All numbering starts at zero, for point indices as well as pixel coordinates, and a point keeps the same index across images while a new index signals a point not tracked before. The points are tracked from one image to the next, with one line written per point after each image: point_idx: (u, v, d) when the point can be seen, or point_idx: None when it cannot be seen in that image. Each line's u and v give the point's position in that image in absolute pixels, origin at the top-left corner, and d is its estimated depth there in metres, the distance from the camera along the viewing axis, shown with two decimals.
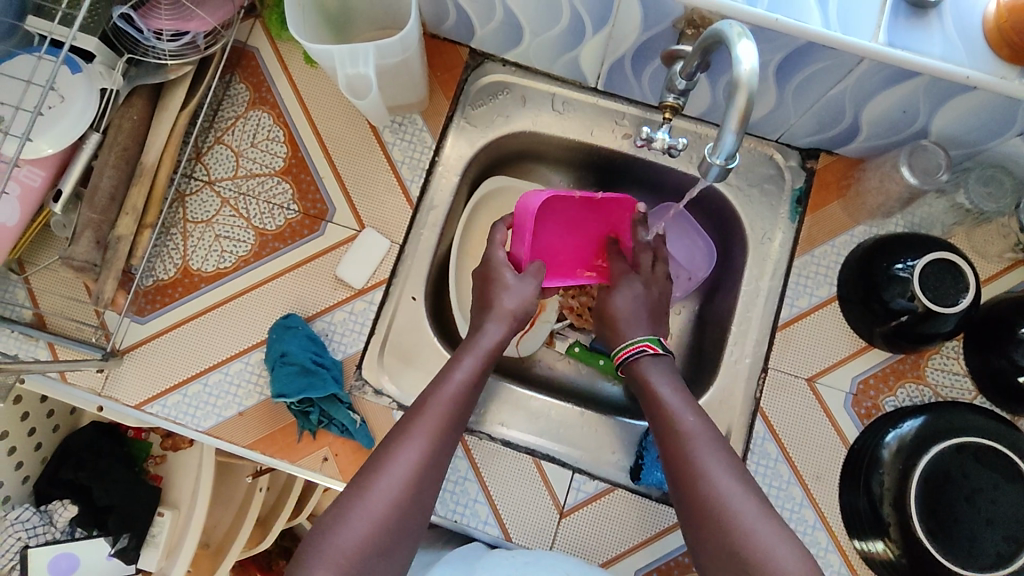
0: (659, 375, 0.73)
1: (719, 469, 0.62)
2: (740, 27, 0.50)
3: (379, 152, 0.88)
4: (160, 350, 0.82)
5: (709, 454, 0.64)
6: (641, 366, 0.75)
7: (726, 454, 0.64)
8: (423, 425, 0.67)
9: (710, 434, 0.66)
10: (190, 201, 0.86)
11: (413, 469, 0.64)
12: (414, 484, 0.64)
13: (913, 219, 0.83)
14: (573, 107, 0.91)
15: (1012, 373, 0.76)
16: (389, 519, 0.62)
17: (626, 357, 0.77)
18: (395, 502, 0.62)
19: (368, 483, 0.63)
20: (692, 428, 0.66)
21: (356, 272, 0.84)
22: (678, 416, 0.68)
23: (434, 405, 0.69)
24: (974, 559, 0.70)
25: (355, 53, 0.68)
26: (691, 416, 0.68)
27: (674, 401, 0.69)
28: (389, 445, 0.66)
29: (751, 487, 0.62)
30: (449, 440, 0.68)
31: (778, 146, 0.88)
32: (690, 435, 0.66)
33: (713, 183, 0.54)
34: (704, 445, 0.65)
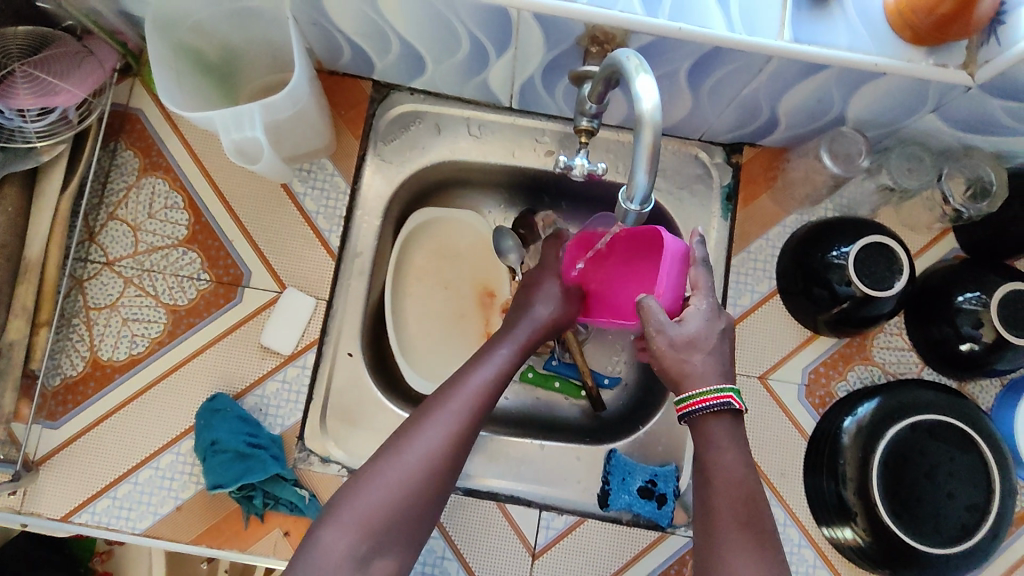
0: (726, 441, 0.59)
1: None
2: (637, 59, 0.49)
3: (290, 205, 0.82)
4: (81, 455, 0.76)
5: (738, 560, 0.54)
6: (706, 429, 0.60)
7: (764, 561, 0.54)
8: (461, 399, 0.63)
9: (745, 532, 0.56)
10: (89, 287, 0.79)
11: (444, 442, 0.60)
12: (442, 458, 0.60)
13: (842, 201, 0.83)
14: (490, 129, 0.86)
15: (955, 343, 0.76)
16: (411, 493, 0.58)
17: (687, 411, 0.60)
18: (416, 475, 0.58)
19: (393, 451, 0.60)
20: (728, 524, 0.56)
21: (283, 337, 0.79)
22: (719, 506, 0.57)
23: (473, 380, 0.65)
24: (941, 534, 0.70)
25: (240, 116, 0.64)
26: (733, 501, 0.57)
27: (730, 483, 0.58)
28: (422, 415, 0.62)
29: None
30: (483, 420, 0.64)
31: (702, 145, 0.86)
32: (723, 535, 0.56)
33: (632, 225, 0.53)
34: (733, 546, 0.55)
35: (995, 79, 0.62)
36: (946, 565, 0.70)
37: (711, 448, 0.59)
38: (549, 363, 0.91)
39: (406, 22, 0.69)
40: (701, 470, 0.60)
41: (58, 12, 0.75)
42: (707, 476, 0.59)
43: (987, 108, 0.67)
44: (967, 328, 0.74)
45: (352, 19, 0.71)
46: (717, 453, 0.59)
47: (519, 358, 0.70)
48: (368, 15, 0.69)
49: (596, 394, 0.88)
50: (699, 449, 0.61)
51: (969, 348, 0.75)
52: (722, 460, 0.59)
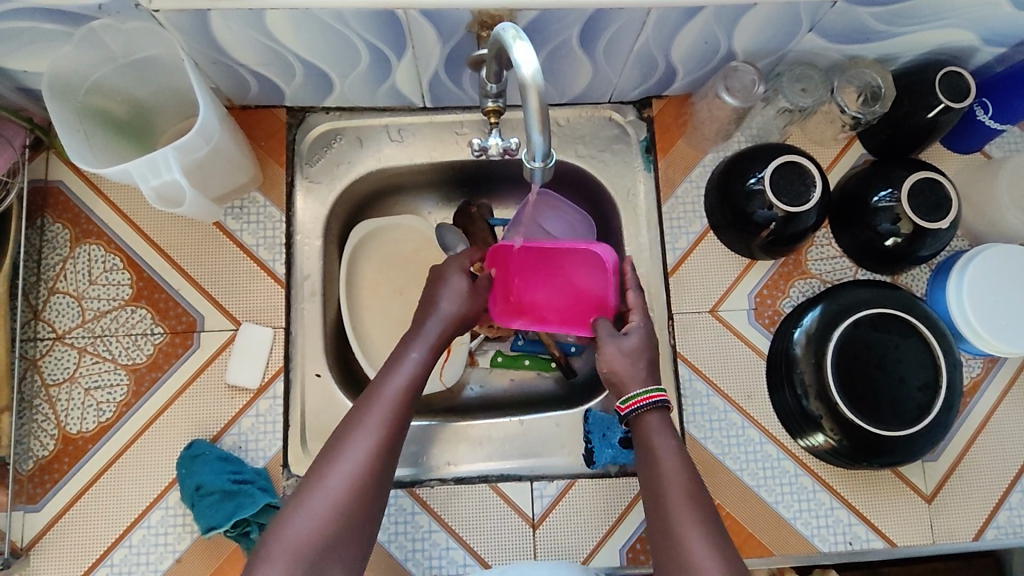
0: (660, 434, 0.68)
1: (703, 549, 0.61)
2: (514, 30, 0.51)
3: (229, 243, 0.83)
4: (70, 531, 0.75)
5: (694, 531, 0.62)
6: (646, 425, 0.69)
7: (711, 527, 0.62)
8: (376, 416, 0.65)
9: (694, 508, 0.63)
10: (45, 364, 0.79)
11: (364, 459, 0.62)
12: (364, 476, 0.62)
13: (751, 131, 0.88)
14: (410, 132, 0.89)
15: (879, 240, 0.81)
16: (338, 514, 0.60)
17: (631, 411, 0.70)
18: (342, 497, 0.61)
19: (318, 478, 0.61)
20: (678, 500, 0.64)
21: (248, 372, 0.79)
22: (668, 488, 0.65)
23: (387, 391, 0.67)
24: (901, 417, 0.75)
25: (155, 162, 0.65)
26: (680, 482, 0.65)
27: (674, 468, 0.66)
28: (340, 437, 0.64)
29: (733, 564, 0.60)
30: (400, 432, 0.66)
31: (613, 106, 0.90)
32: (677, 510, 0.63)
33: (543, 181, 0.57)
34: (688, 519, 0.63)
35: None
36: (912, 444, 0.75)
37: (655, 439, 0.68)
38: (515, 344, 0.93)
39: (302, 43, 0.71)
40: (647, 463, 0.67)
41: None
42: (652, 465, 0.66)
43: (856, 17, 0.72)
44: (887, 225, 0.79)
45: (250, 51, 0.72)
46: (658, 441, 0.67)
47: (429, 360, 0.71)
48: (264, 43, 0.71)
49: (566, 363, 0.91)
50: (644, 443, 0.68)
51: (892, 243, 0.80)
52: (663, 447, 0.67)
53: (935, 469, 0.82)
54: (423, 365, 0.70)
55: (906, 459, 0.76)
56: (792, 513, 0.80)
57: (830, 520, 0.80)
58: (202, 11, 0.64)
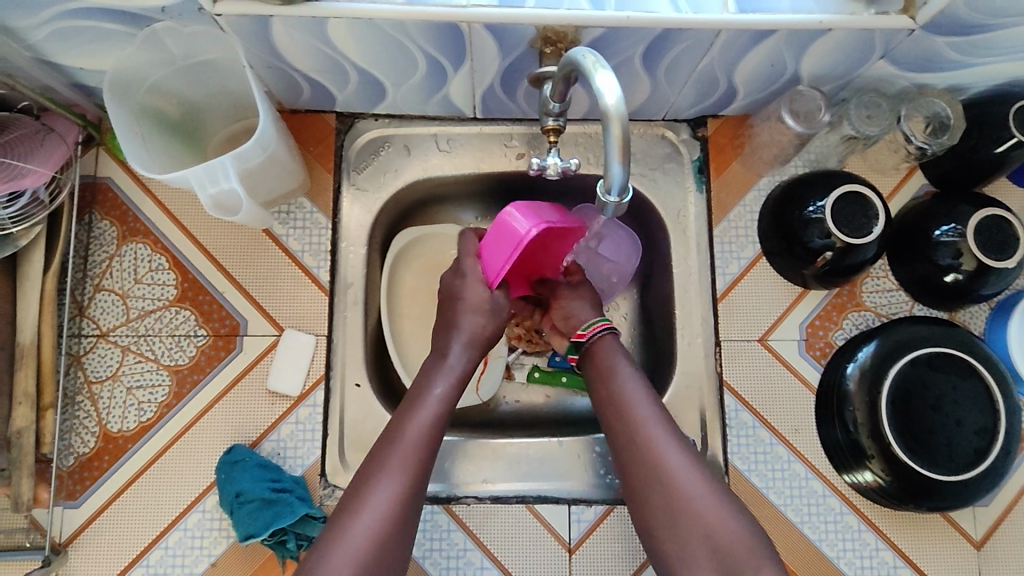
0: (617, 356, 0.73)
1: (669, 451, 0.65)
2: (593, 55, 0.50)
3: (275, 248, 0.82)
4: (107, 530, 0.76)
5: (661, 436, 0.66)
6: (600, 348, 0.74)
7: (673, 428, 0.67)
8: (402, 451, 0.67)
9: (657, 415, 0.68)
10: (87, 361, 0.79)
11: (389, 505, 0.64)
12: (392, 516, 0.63)
13: (810, 156, 0.85)
14: (459, 142, 0.87)
15: (939, 275, 0.78)
16: (369, 555, 0.61)
17: (592, 335, 0.75)
18: (372, 537, 0.62)
19: (346, 520, 0.62)
20: (642, 404, 0.68)
21: (290, 380, 0.79)
22: (630, 397, 0.69)
23: (410, 432, 0.68)
24: (955, 461, 0.73)
25: (213, 170, 0.65)
26: (641, 393, 0.69)
27: (633, 382, 0.70)
28: (365, 482, 0.65)
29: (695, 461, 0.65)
30: (425, 470, 0.67)
31: (667, 124, 0.88)
32: (638, 417, 0.67)
33: (614, 213, 0.55)
34: (656, 428, 0.66)
35: (935, 19, 0.64)
36: (964, 490, 0.73)
37: (613, 359, 0.73)
38: (552, 360, 0.92)
39: (360, 51, 0.70)
40: (603, 377, 0.72)
41: (13, 95, 0.75)
42: (608, 376, 0.71)
43: (932, 47, 0.70)
44: (947, 259, 0.77)
45: (308, 57, 0.71)
46: (617, 363, 0.72)
47: (451, 397, 0.72)
48: (323, 50, 0.70)
49: None
50: (605, 366, 0.72)
51: (952, 279, 0.77)
52: (622, 365, 0.72)
53: (986, 515, 0.79)
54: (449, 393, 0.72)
55: (956, 505, 0.74)
56: (836, 552, 0.78)
57: (875, 561, 0.78)
58: (264, 17, 0.63)
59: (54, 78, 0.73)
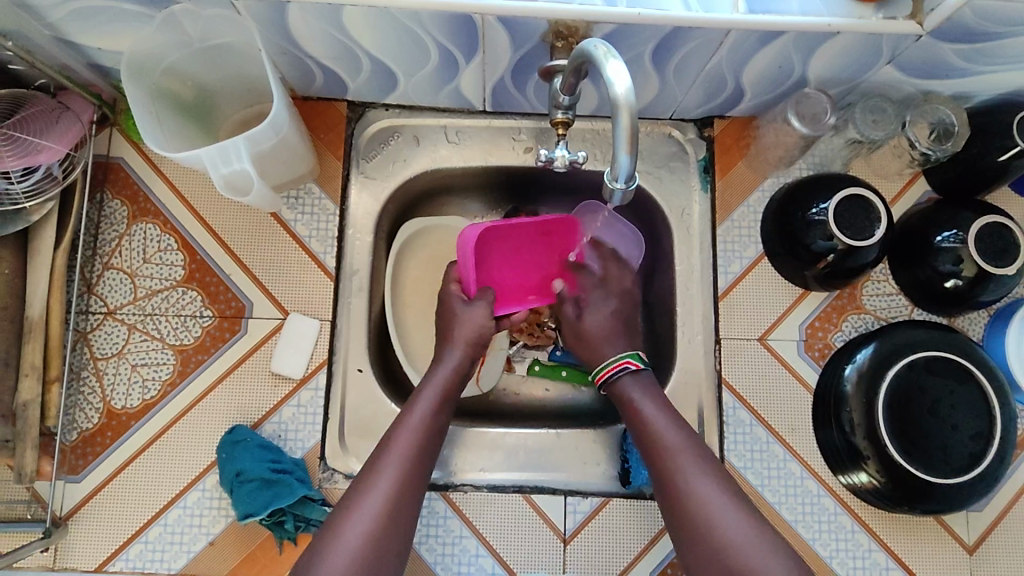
0: (645, 389, 0.72)
1: (706, 484, 0.63)
2: (605, 46, 0.51)
3: (283, 232, 0.83)
4: (107, 505, 0.76)
5: (695, 465, 0.64)
6: (625, 379, 0.73)
7: (706, 455, 0.66)
8: (393, 461, 0.66)
9: (693, 448, 0.66)
10: (94, 338, 0.80)
11: (379, 522, 0.62)
12: (382, 532, 0.62)
13: (814, 159, 0.86)
14: (468, 135, 0.88)
15: (939, 281, 0.79)
16: (360, 568, 0.59)
17: (606, 375, 0.74)
18: (361, 553, 0.60)
19: (334, 534, 0.61)
20: (673, 435, 0.67)
21: (293, 363, 0.80)
22: (666, 431, 0.68)
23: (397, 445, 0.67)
24: (950, 465, 0.73)
25: (226, 150, 0.66)
26: (673, 422, 0.68)
27: (664, 416, 0.69)
28: (359, 492, 0.64)
29: (734, 496, 0.62)
30: (418, 485, 0.66)
31: (674, 123, 0.89)
32: (676, 450, 0.66)
33: (621, 203, 0.55)
34: (690, 456, 0.65)
35: (942, 24, 0.65)
36: (957, 494, 0.73)
37: (642, 391, 0.72)
38: (553, 354, 0.93)
39: (374, 39, 0.71)
40: (632, 409, 0.71)
41: (31, 72, 0.76)
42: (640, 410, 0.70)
43: (939, 53, 0.70)
44: (948, 265, 0.78)
45: (322, 44, 0.72)
46: (646, 396, 0.71)
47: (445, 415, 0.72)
48: (338, 38, 0.71)
49: None
50: (633, 399, 0.72)
51: (953, 285, 0.78)
52: (652, 402, 0.70)
53: (979, 520, 0.80)
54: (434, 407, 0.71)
55: (948, 509, 0.74)
56: (828, 552, 0.79)
57: (867, 561, 0.79)
58: (282, 3, 0.64)
59: (72, 57, 0.74)
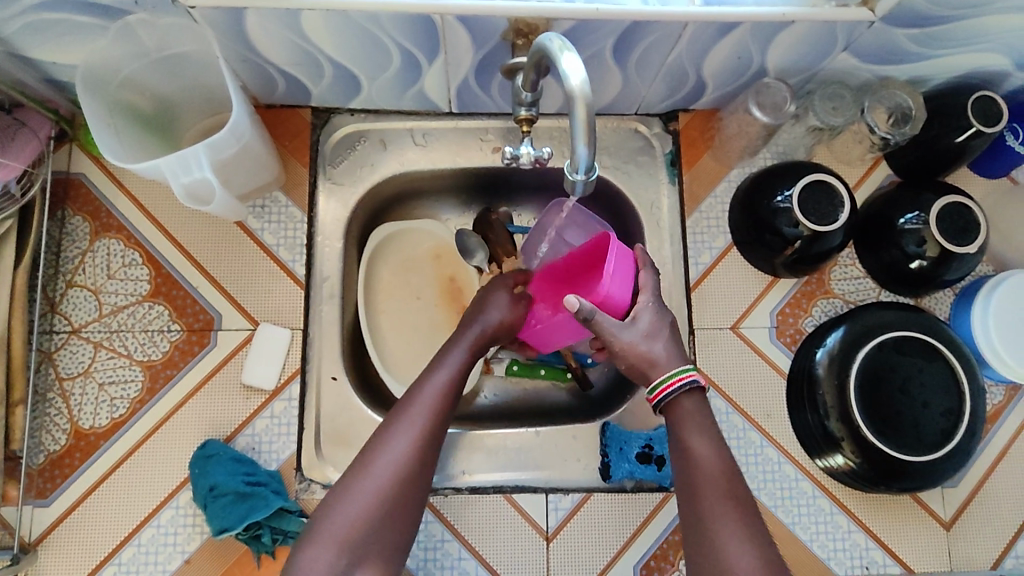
0: (697, 424, 0.65)
1: (737, 543, 0.59)
2: (559, 40, 0.51)
3: (250, 241, 0.82)
4: (77, 527, 0.75)
5: (730, 523, 0.60)
6: (679, 410, 0.66)
7: (748, 520, 0.60)
8: (418, 413, 0.66)
9: (729, 500, 0.61)
10: (59, 358, 0.78)
11: (404, 462, 0.63)
12: (407, 477, 0.63)
13: (778, 148, 0.87)
14: (434, 136, 0.88)
15: (905, 262, 0.80)
16: (379, 511, 0.61)
17: (661, 398, 0.67)
18: (383, 494, 0.61)
19: (362, 468, 0.62)
20: (713, 492, 0.62)
21: (264, 373, 0.79)
22: (704, 479, 0.63)
23: (428, 389, 0.68)
24: (923, 442, 0.75)
25: (186, 159, 0.65)
26: (716, 475, 0.63)
27: (712, 464, 0.63)
28: (388, 430, 0.65)
29: (767, 560, 0.58)
30: (440, 431, 0.66)
31: (640, 118, 0.90)
32: (711, 502, 0.61)
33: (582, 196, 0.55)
34: (724, 512, 0.61)
35: (894, 10, 0.66)
36: (932, 470, 0.75)
37: (692, 429, 0.65)
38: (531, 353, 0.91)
39: (334, 44, 0.70)
40: (678, 447, 0.65)
41: None
42: (683, 449, 0.65)
43: (893, 39, 0.72)
44: (913, 247, 0.79)
45: (281, 50, 0.72)
46: (695, 432, 0.65)
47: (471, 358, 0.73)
48: (297, 43, 0.70)
49: (581, 374, 0.90)
50: (681, 437, 0.65)
51: (918, 266, 0.79)
52: (698, 443, 0.64)
53: (955, 496, 0.81)
54: (460, 366, 0.71)
55: (924, 486, 0.75)
56: (809, 535, 0.80)
57: (848, 543, 0.80)
58: (238, 8, 0.63)
59: (26, 73, 0.72)
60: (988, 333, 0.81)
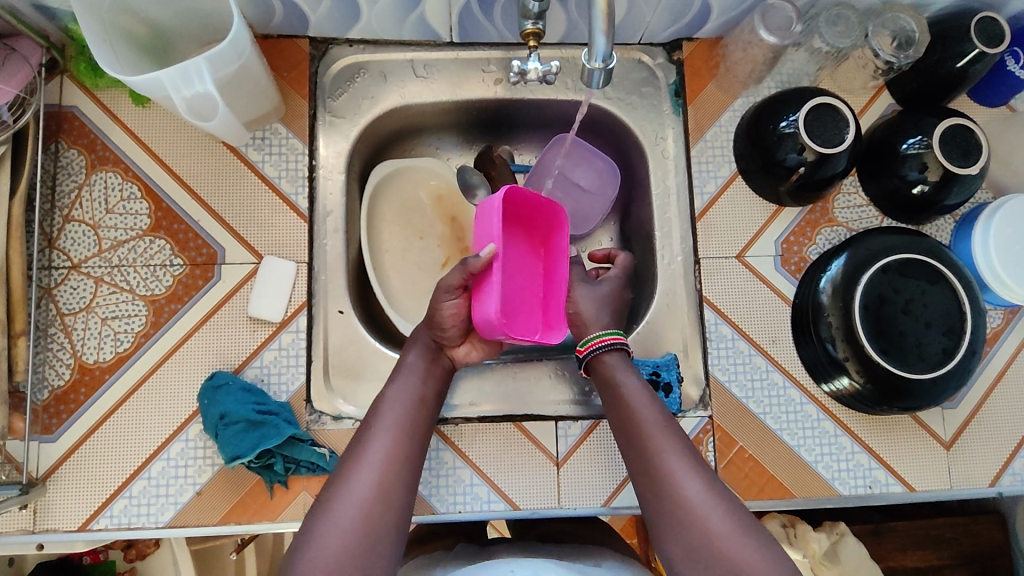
0: (626, 374, 0.71)
1: (687, 474, 0.62)
2: None
3: (251, 174, 0.81)
4: (86, 461, 0.74)
5: (675, 456, 0.63)
6: (605, 364, 0.72)
7: (693, 455, 0.64)
8: (382, 431, 0.64)
9: (673, 437, 0.65)
10: (59, 293, 0.76)
11: (373, 479, 0.61)
12: (381, 492, 0.61)
13: (782, 76, 0.87)
14: (436, 68, 0.86)
15: (907, 188, 0.81)
16: (360, 533, 0.58)
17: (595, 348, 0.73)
18: (361, 516, 0.59)
19: (334, 494, 0.60)
20: (655, 432, 0.65)
21: (270, 306, 0.78)
22: (644, 421, 0.66)
23: (386, 407, 0.66)
24: (926, 360, 0.76)
25: (186, 71, 0.64)
26: (655, 418, 0.66)
27: (647, 406, 0.67)
28: (356, 454, 0.63)
29: (717, 488, 0.62)
30: (409, 440, 0.65)
31: (643, 48, 0.89)
32: (655, 439, 0.65)
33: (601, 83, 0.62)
34: (668, 447, 0.64)
35: None
36: (932, 388, 0.76)
37: (624, 378, 0.70)
38: None
39: None
40: (615, 399, 0.70)
41: None
42: (619, 399, 0.69)
43: None
44: (914, 173, 0.79)
45: None
46: (627, 381, 0.70)
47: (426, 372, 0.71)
48: None
49: None
50: (615, 387, 0.70)
51: (919, 192, 0.80)
52: (631, 386, 0.69)
53: (955, 417, 0.83)
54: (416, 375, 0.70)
55: (925, 404, 0.77)
56: (813, 456, 0.81)
57: (851, 463, 0.81)
58: None
59: None
60: (987, 254, 0.81)
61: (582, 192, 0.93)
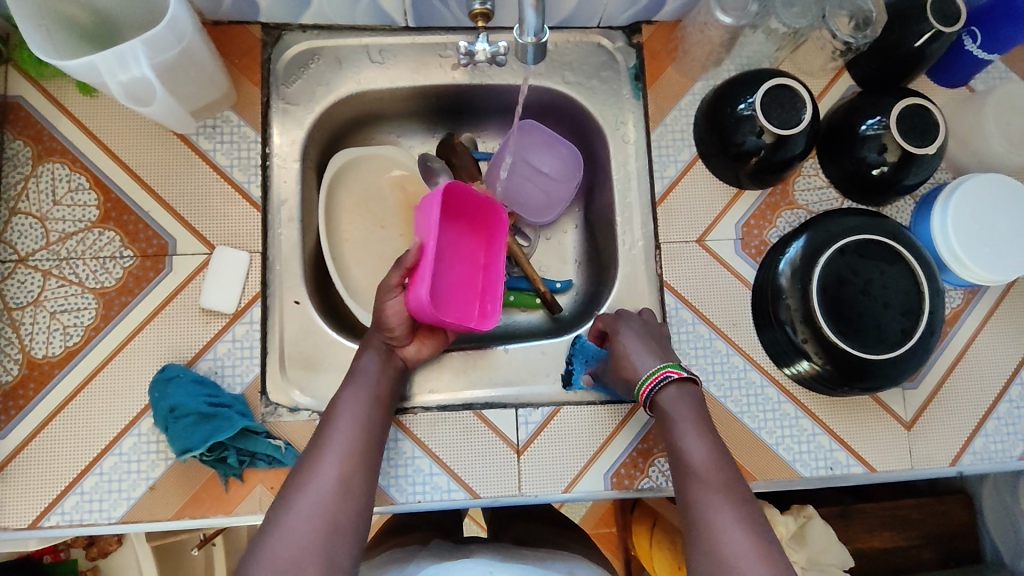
0: (685, 405, 0.68)
1: (733, 522, 0.60)
2: None
3: (202, 163, 0.79)
4: (35, 458, 0.72)
5: (721, 500, 0.62)
6: (667, 395, 0.69)
7: (743, 502, 0.62)
8: (340, 438, 0.66)
9: (724, 478, 0.63)
10: (6, 287, 0.75)
11: (333, 487, 0.62)
12: (340, 495, 0.62)
13: (742, 59, 0.86)
14: (392, 53, 0.85)
15: (866, 170, 0.80)
16: (319, 535, 0.59)
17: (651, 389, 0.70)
18: (320, 519, 0.60)
19: (292, 496, 0.61)
20: (706, 473, 0.64)
21: (223, 297, 0.76)
22: (698, 463, 0.65)
23: (345, 416, 0.68)
24: (886, 340, 0.75)
25: (121, 54, 0.62)
26: (707, 458, 0.65)
27: (702, 446, 0.65)
28: (313, 457, 0.65)
29: (759, 536, 0.59)
30: (368, 452, 0.67)
31: (602, 32, 0.88)
32: (705, 481, 0.63)
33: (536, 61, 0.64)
34: (715, 489, 0.63)
35: None
36: (893, 368, 0.75)
37: (677, 408, 0.68)
38: None
39: None
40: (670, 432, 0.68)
41: None
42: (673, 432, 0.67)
43: None
44: (873, 155, 0.79)
45: None
46: (684, 415, 0.68)
47: (384, 384, 0.73)
48: None
49: (551, 299, 0.89)
50: (669, 419, 0.68)
51: (879, 173, 0.80)
52: (690, 421, 0.67)
53: (915, 397, 0.83)
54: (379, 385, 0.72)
55: (886, 384, 0.77)
56: (774, 439, 0.81)
57: (812, 445, 0.81)
58: None
59: None
60: (947, 237, 0.81)
61: (542, 178, 0.91)
